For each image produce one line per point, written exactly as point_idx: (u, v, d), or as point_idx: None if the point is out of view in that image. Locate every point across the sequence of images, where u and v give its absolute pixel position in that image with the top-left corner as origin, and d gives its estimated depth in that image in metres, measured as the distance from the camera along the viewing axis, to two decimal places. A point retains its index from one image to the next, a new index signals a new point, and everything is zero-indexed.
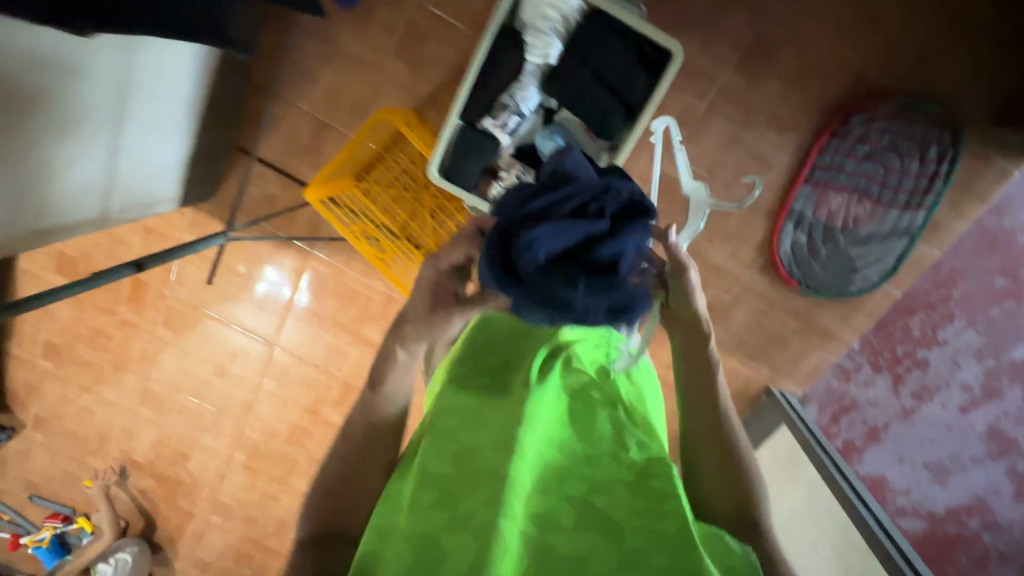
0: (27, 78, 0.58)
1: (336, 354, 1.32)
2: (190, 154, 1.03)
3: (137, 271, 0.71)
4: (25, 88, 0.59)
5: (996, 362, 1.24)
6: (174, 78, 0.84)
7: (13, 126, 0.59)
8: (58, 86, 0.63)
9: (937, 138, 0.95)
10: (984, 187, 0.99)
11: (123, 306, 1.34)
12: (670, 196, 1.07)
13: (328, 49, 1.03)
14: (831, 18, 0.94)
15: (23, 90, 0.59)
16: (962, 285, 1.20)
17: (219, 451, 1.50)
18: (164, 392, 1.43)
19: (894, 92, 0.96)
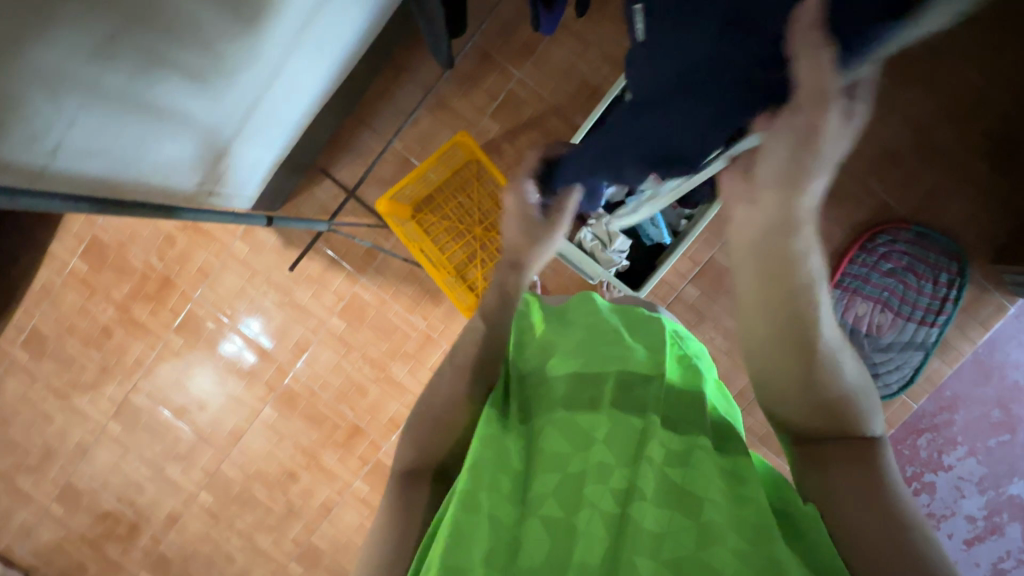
0: (215, 14, 0.66)
1: (355, 389, 1.26)
2: (279, 161, 1.08)
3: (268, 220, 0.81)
4: (208, 22, 0.67)
5: (997, 495, 1.28)
6: (303, 84, 0.95)
7: (179, 43, 0.66)
8: (228, 35, 0.71)
9: (947, 266, 1.09)
10: (986, 315, 1.12)
11: (138, 304, 1.27)
12: (714, 279, 1.17)
13: (434, 100, 1.16)
14: (861, 153, 1.12)
15: (207, 23, 0.66)
16: (963, 411, 1.28)
17: (181, 488, 1.32)
18: (147, 406, 1.30)
19: (910, 222, 1.11)
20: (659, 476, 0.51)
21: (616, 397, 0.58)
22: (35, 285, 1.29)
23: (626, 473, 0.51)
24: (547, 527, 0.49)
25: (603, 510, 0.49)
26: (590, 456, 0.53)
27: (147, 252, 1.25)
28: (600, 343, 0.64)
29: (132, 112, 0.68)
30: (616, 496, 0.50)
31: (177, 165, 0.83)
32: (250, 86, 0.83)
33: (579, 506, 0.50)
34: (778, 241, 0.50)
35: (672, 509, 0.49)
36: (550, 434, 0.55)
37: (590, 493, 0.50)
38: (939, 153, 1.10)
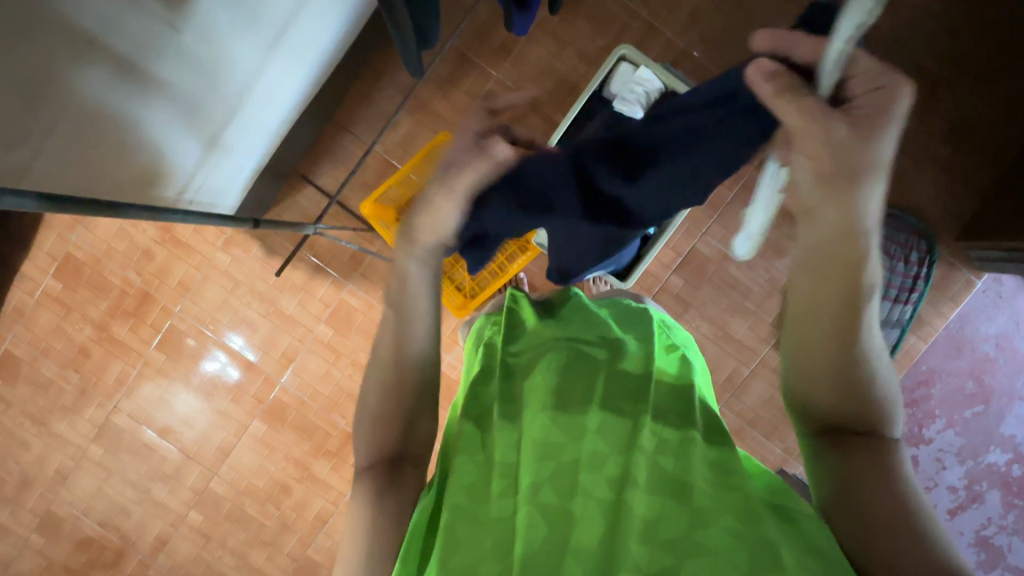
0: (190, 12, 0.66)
1: (346, 396, 1.24)
2: (258, 169, 1.07)
3: (254, 224, 0.81)
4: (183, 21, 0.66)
5: (975, 464, 1.33)
6: (284, 89, 0.95)
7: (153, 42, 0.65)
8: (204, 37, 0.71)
9: (916, 245, 1.14)
10: (956, 290, 1.16)
11: (117, 322, 1.24)
12: (698, 268, 1.19)
13: (414, 103, 1.17)
14: None
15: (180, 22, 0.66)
16: (940, 384, 1.33)
17: (169, 509, 1.28)
18: (129, 426, 1.27)
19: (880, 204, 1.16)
20: (650, 464, 0.51)
21: (606, 387, 0.57)
22: (6, 307, 1.24)
23: (619, 461, 0.51)
24: (542, 514, 0.48)
25: (598, 497, 0.49)
26: (582, 444, 0.52)
27: (124, 268, 1.22)
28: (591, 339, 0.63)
29: (112, 121, 0.67)
30: (610, 484, 0.50)
31: (159, 174, 0.81)
32: (230, 92, 0.83)
33: (573, 493, 0.50)
34: (835, 232, 0.46)
35: (664, 496, 0.49)
36: (538, 422, 0.54)
37: (583, 482, 0.50)
38: (903, 137, 1.15)
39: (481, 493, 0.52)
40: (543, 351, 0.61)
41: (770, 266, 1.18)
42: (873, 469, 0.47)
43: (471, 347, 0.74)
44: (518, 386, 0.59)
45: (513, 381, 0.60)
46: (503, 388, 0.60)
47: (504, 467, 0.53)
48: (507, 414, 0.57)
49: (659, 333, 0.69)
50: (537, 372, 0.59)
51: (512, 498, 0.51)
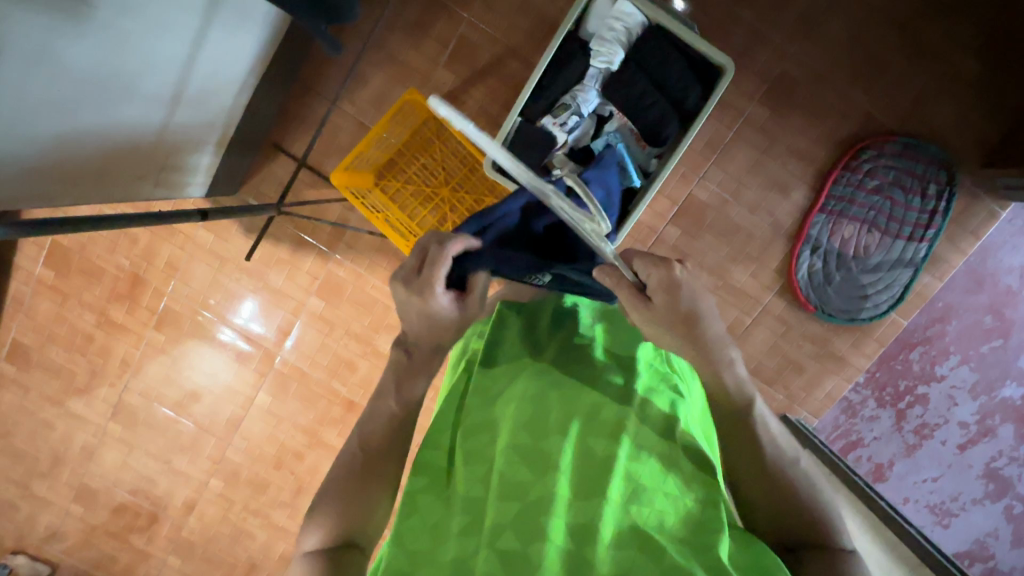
0: None
1: (344, 365, 1.25)
2: (224, 143, 1.01)
3: (203, 218, 0.75)
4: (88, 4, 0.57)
5: (989, 399, 1.30)
6: (233, 55, 0.86)
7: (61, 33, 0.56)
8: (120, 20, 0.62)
9: (935, 176, 1.05)
10: (978, 223, 1.07)
11: (113, 305, 1.25)
12: (695, 216, 1.12)
13: (382, 55, 1.08)
14: (844, 63, 1.04)
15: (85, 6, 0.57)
16: (956, 320, 1.27)
17: (192, 477, 1.35)
18: (141, 403, 1.31)
19: (897, 133, 1.06)
20: (619, 513, 0.49)
21: (582, 421, 0.55)
22: (6, 296, 1.26)
23: (586, 506, 0.49)
24: (503, 560, 0.46)
25: (557, 544, 0.47)
26: (548, 480, 0.51)
27: (111, 252, 1.22)
28: (578, 373, 0.61)
29: (44, 123, 0.61)
30: (571, 528, 0.48)
31: (109, 163, 0.76)
32: (170, 69, 0.74)
33: (535, 535, 0.47)
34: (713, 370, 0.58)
35: (631, 552, 0.47)
36: (509, 461, 0.53)
37: (546, 524, 0.48)
38: (927, 53, 1.02)
39: (442, 531, 0.52)
40: (524, 378, 0.60)
41: (773, 210, 1.11)
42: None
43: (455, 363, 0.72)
44: (495, 414, 0.58)
45: (491, 404, 0.60)
46: (480, 417, 0.59)
47: (468, 504, 0.52)
48: (481, 444, 0.56)
49: (651, 354, 0.65)
50: (513, 404, 0.58)
51: (473, 539, 0.49)
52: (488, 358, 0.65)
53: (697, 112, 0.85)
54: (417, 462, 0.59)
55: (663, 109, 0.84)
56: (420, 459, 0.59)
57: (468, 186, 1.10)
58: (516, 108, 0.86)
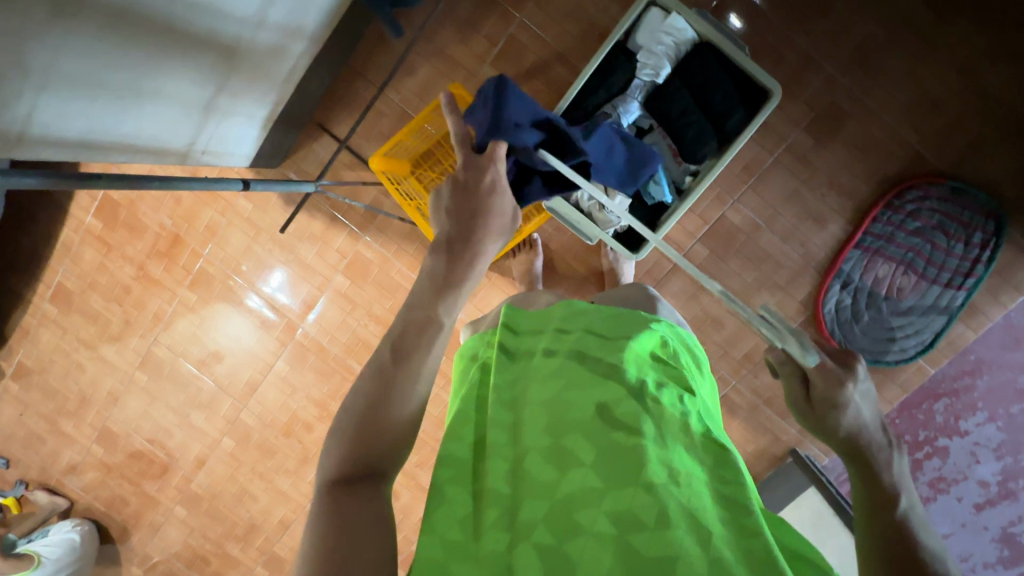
0: None
1: (361, 344, 1.28)
2: (272, 119, 1.05)
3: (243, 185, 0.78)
4: None
5: (1013, 462, 1.24)
6: (292, 36, 0.90)
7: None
8: None
9: (981, 225, 1.01)
10: (1022, 277, 1.03)
11: (152, 260, 1.31)
12: (726, 238, 1.11)
13: (431, 48, 1.10)
14: (898, 99, 1.01)
15: None
16: (987, 376, 1.22)
17: (206, 433, 1.40)
18: (167, 357, 1.37)
19: (947, 176, 1.02)
20: (661, 497, 0.43)
21: (603, 415, 0.50)
22: (56, 242, 1.33)
23: (620, 495, 0.44)
24: (541, 557, 0.42)
25: (600, 535, 0.42)
26: (575, 476, 0.46)
27: (156, 210, 1.28)
28: (595, 358, 0.54)
29: (105, 71, 0.65)
30: (610, 520, 0.43)
31: (161, 118, 0.80)
32: (229, 38, 0.77)
33: (575, 532, 0.43)
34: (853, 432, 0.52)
35: (685, 533, 0.42)
36: (532, 457, 0.48)
37: (581, 519, 0.43)
38: (987, 97, 0.99)
39: (479, 524, 0.45)
40: (535, 381, 0.54)
41: (806, 240, 1.09)
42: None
43: (460, 361, 0.64)
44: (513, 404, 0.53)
45: (507, 406, 0.53)
46: (506, 416, 0.52)
47: (497, 499, 0.46)
48: (502, 444, 0.50)
49: (656, 345, 0.59)
50: (531, 409, 0.52)
51: (507, 532, 0.44)
52: (503, 362, 0.57)
53: (737, 134, 0.84)
54: (440, 456, 0.50)
55: (703, 128, 0.85)
56: (442, 464, 0.50)
57: None
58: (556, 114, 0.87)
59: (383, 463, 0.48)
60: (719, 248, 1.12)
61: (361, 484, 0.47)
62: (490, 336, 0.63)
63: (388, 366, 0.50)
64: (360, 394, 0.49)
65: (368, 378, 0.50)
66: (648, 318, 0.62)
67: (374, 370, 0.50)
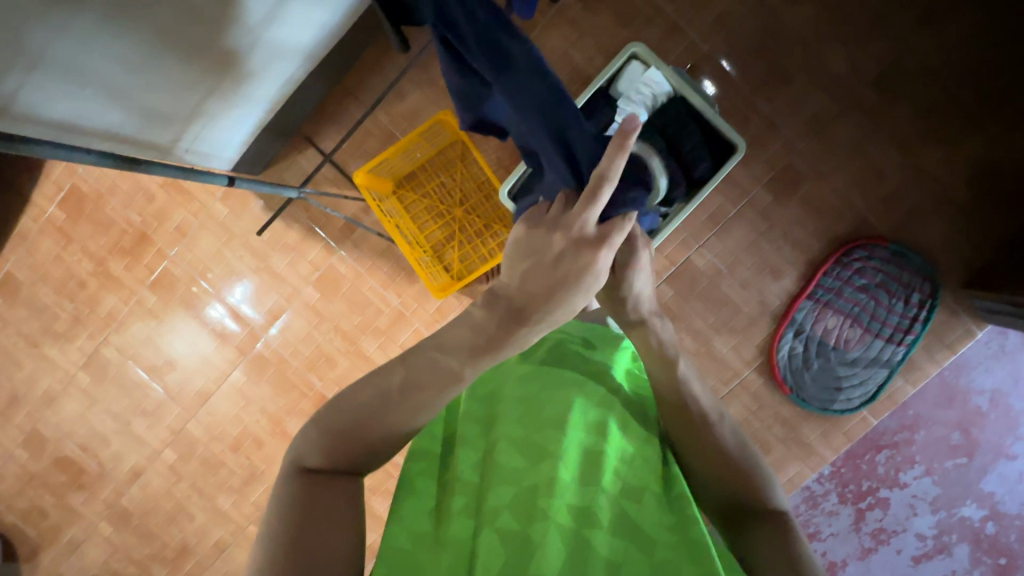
0: None
1: (324, 360, 1.26)
2: (259, 127, 1.07)
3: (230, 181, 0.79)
4: None
5: (948, 516, 1.30)
6: (292, 52, 0.93)
7: None
8: None
9: (919, 286, 1.10)
10: (954, 338, 1.12)
11: (114, 257, 1.27)
12: (689, 280, 1.17)
13: (424, 77, 1.15)
14: (848, 166, 1.11)
15: None
16: (924, 430, 1.29)
17: (147, 443, 1.33)
18: (116, 359, 1.31)
19: (888, 239, 1.12)
20: (614, 505, 0.51)
21: (576, 415, 0.54)
22: (11, 231, 1.28)
23: (583, 493, 0.50)
24: (504, 542, 0.47)
25: (559, 526, 0.47)
26: (543, 468, 0.51)
27: (126, 206, 1.25)
28: (571, 367, 0.60)
29: (103, 60, 0.67)
30: (570, 515, 0.49)
31: (150, 117, 0.80)
32: (230, 47, 0.81)
33: (536, 519, 0.48)
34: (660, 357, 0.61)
35: (628, 541, 0.49)
36: (505, 448, 0.53)
37: (544, 506, 0.48)
38: (924, 173, 1.10)
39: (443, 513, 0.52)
40: (511, 383, 0.59)
41: (762, 288, 1.15)
42: (768, 539, 0.52)
43: None
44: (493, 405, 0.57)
45: (480, 401, 0.60)
46: (480, 412, 0.60)
47: (465, 488, 0.52)
48: (473, 438, 0.57)
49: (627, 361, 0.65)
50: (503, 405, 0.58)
51: (472, 521, 0.50)
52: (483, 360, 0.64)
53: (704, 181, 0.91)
54: (413, 449, 0.58)
55: (674, 172, 0.90)
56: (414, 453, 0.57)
57: (482, 211, 1.15)
58: None
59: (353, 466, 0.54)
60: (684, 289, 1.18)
61: (330, 480, 0.53)
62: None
63: (395, 394, 0.54)
64: (359, 405, 0.54)
65: (372, 393, 0.54)
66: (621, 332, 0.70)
67: (377, 392, 0.54)
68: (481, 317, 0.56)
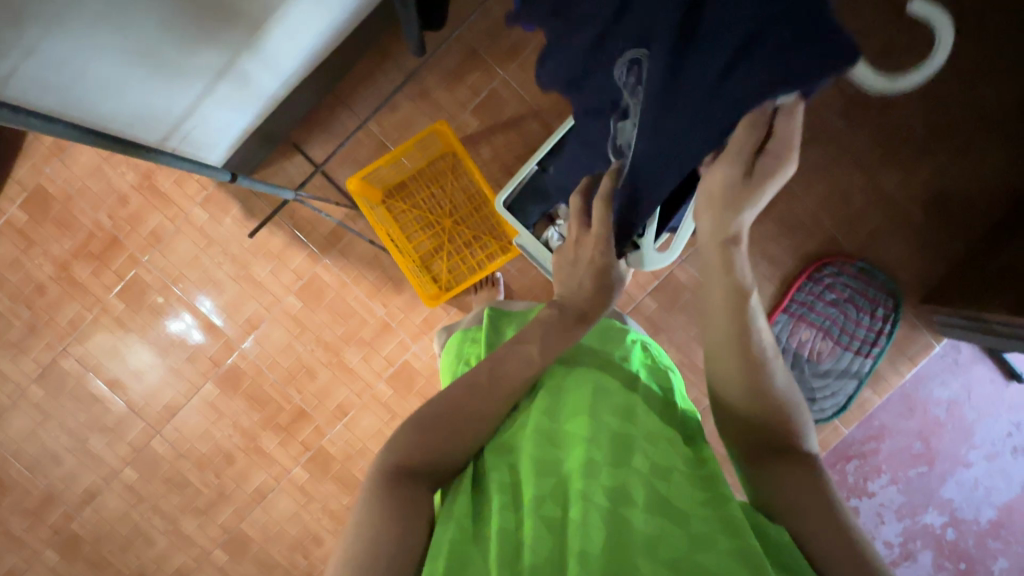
0: None
1: (304, 372, 1.22)
2: (249, 132, 1.05)
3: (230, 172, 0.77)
4: None
5: (912, 523, 1.36)
6: (290, 54, 0.92)
7: None
8: None
9: (883, 301, 1.17)
10: (915, 350, 1.19)
11: (80, 263, 1.20)
12: (672, 293, 1.21)
13: (416, 89, 1.16)
14: (817, 188, 1.19)
15: None
16: (889, 440, 1.35)
17: (104, 462, 1.24)
18: (74, 371, 1.23)
19: (855, 258, 1.19)
20: (646, 484, 0.50)
21: (599, 402, 0.57)
22: None
23: (615, 474, 0.50)
24: (547, 525, 0.48)
25: (596, 507, 0.48)
26: (574, 458, 0.53)
27: (95, 209, 1.19)
28: (588, 364, 0.63)
29: (102, 51, 0.64)
30: (605, 497, 0.49)
31: (141, 112, 0.77)
32: (229, 45, 0.79)
33: (573, 502, 0.49)
34: (727, 279, 0.58)
35: (662, 517, 0.48)
36: (536, 442, 0.55)
37: (581, 487, 0.49)
38: (885, 196, 1.18)
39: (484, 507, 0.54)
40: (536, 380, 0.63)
41: None
42: (790, 473, 0.55)
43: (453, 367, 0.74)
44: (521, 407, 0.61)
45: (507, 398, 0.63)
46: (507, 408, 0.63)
47: (503, 482, 0.54)
48: (507, 436, 0.59)
49: (641, 355, 0.68)
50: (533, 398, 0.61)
51: (512, 511, 0.51)
52: None
53: None
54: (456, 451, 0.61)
55: None
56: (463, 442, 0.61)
57: (471, 222, 1.16)
58: (535, 158, 0.97)
59: (431, 475, 0.55)
60: (667, 302, 1.22)
61: (415, 482, 0.53)
62: (475, 334, 0.77)
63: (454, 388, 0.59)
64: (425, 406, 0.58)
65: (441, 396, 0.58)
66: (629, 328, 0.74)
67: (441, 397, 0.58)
68: (546, 314, 0.65)
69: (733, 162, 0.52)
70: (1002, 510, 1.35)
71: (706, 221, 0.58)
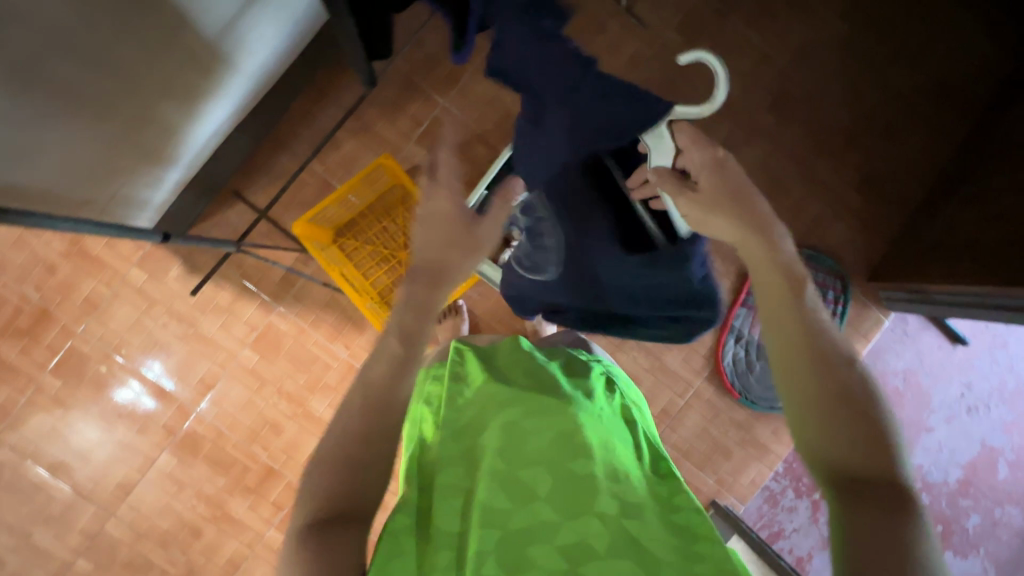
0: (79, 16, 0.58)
1: (269, 427, 1.16)
2: (183, 183, 1.00)
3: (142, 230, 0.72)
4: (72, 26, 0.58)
5: None
6: (215, 103, 0.89)
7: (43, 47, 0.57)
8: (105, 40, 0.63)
9: (832, 284, 1.22)
10: (868, 327, 1.25)
11: (8, 341, 1.11)
12: None
13: (357, 124, 1.15)
14: (757, 184, 1.24)
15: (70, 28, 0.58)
16: None
17: (53, 556, 1.13)
18: (10, 461, 1.12)
19: (801, 245, 1.24)
20: (615, 527, 0.49)
21: (560, 445, 0.56)
22: None
23: (575, 527, 0.50)
24: None
25: (550, 569, 0.47)
26: (533, 507, 0.51)
27: (20, 281, 1.11)
28: (554, 399, 0.62)
29: (21, 125, 0.60)
30: (563, 555, 0.48)
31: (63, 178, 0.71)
32: (147, 97, 0.75)
33: (524, 565, 0.47)
34: (768, 258, 0.55)
35: (631, 561, 0.47)
36: (489, 488, 0.52)
37: (533, 554, 0.48)
38: (820, 185, 1.24)
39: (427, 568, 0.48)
40: (491, 411, 0.60)
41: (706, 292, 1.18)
42: (884, 524, 0.43)
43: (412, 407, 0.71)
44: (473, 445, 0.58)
45: (458, 436, 0.60)
46: (453, 447, 0.59)
47: (447, 539, 0.50)
48: (453, 481, 0.55)
49: (604, 389, 0.68)
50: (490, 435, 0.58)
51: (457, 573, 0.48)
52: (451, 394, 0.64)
53: None
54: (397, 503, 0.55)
55: None
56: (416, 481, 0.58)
57: None
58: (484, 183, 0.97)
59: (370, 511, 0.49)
60: None
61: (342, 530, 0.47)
62: (435, 371, 0.74)
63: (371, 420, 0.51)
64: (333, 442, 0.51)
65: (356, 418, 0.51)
66: (592, 361, 0.74)
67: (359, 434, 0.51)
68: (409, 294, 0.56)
69: (683, 191, 0.59)
70: (967, 468, 1.41)
71: (714, 234, 0.59)
